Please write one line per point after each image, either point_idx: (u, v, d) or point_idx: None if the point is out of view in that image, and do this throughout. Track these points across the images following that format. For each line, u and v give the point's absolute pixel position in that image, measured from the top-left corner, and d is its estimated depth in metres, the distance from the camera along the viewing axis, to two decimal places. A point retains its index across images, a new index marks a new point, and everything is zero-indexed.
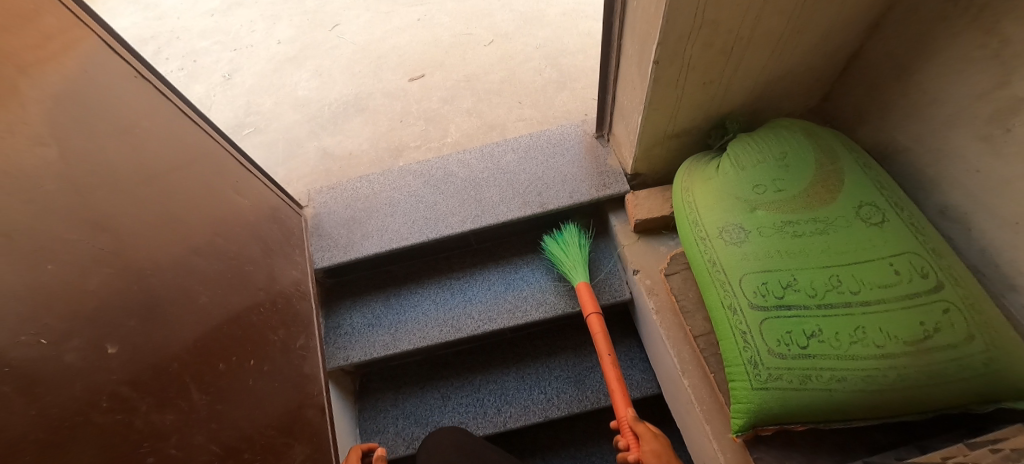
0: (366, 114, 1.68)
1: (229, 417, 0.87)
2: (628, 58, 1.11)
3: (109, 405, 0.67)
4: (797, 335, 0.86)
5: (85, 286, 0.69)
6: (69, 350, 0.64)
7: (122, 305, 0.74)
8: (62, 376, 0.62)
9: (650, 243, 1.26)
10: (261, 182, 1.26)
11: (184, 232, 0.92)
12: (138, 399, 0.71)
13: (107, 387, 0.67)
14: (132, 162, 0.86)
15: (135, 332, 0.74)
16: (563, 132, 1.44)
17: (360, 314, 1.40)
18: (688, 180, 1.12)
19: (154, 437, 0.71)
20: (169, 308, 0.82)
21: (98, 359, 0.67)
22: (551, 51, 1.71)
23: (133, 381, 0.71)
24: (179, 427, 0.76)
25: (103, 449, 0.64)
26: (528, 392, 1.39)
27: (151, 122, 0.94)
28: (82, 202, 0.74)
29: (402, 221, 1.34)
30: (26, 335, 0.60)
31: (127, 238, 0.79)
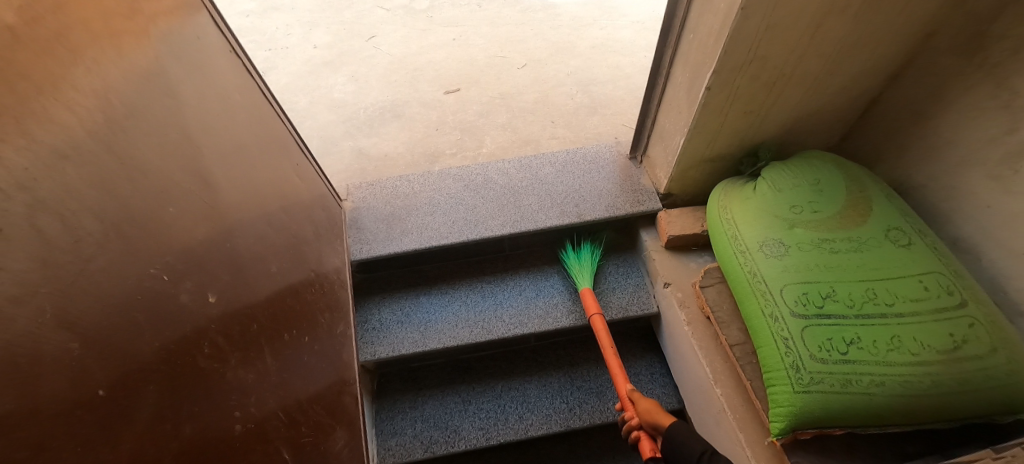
0: (402, 120, 1.74)
1: (293, 388, 0.87)
2: (675, 85, 1.21)
3: (210, 352, 0.69)
4: (837, 342, 0.94)
5: (193, 235, 0.71)
6: (183, 291, 0.67)
7: (216, 259, 0.76)
8: (177, 314, 0.65)
9: (680, 259, 1.33)
10: (314, 170, 1.29)
11: (261, 203, 0.95)
12: (230, 352, 0.73)
13: (208, 334, 0.70)
14: (226, 129, 0.90)
15: (228, 285, 0.77)
16: (598, 151, 1.52)
17: (389, 310, 1.40)
18: (724, 199, 1.21)
19: (240, 392, 0.73)
20: (248, 271, 0.84)
21: (202, 306, 0.70)
22: (582, 79, 1.82)
23: (226, 333, 0.74)
24: (258, 388, 0.77)
25: (206, 392, 0.66)
26: (550, 401, 1.40)
27: (239, 96, 0.99)
28: (195, 156, 0.77)
29: (442, 221, 1.38)
30: (154, 268, 0.63)
31: (221, 199, 0.81)
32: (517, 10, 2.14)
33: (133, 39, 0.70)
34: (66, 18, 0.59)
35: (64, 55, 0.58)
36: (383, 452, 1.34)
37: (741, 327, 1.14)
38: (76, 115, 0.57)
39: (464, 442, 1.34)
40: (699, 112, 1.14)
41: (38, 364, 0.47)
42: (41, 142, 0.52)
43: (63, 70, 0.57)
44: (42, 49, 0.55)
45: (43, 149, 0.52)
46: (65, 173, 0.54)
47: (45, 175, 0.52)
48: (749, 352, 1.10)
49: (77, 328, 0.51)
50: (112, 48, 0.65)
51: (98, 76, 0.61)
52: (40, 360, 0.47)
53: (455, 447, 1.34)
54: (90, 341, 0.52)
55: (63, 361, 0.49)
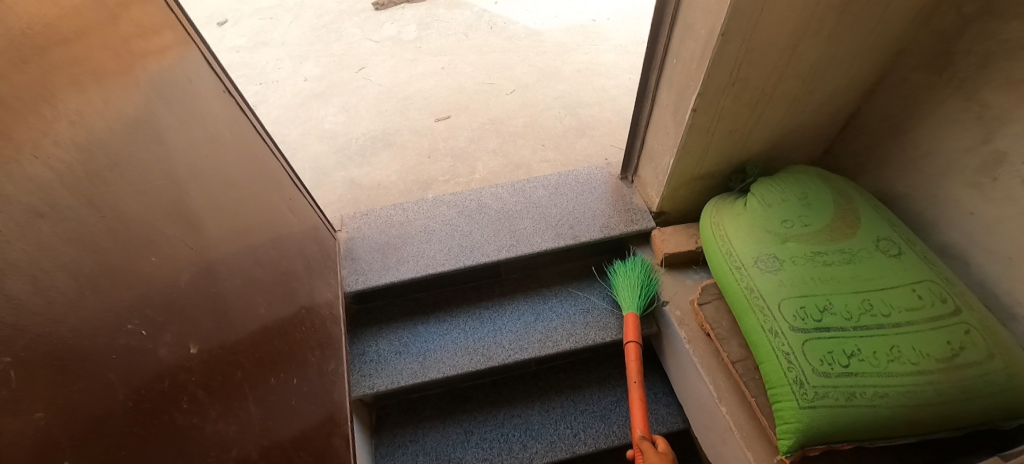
0: (393, 148, 1.75)
1: (280, 433, 0.83)
2: (662, 107, 1.22)
3: (188, 407, 0.64)
4: (838, 355, 0.94)
5: (177, 283, 0.68)
6: (162, 344, 0.63)
7: (199, 306, 0.71)
8: (153, 370, 0.60)
9: (677, 277, 1.36)
10: (307, 203, 1.28)
11: (251, 240, 0.92)
12: (210, 404, 0.68)
13: (187, 388, 0.65)
14: (216, 167, 0.88)
15: (212, 332, 0.73)
16: (589, 173, 1.54)
17: (386, 341, 1.38)
18: (716, 215, 1.23)
19: (220, 446, 0.68)
20: (236, 314, 0.80)
21: (182, 358, 0.65)
22: (569, 102, 1.85)
23: (206, 384, 0.69)
24: (240, 440, 0.72)
25: (181, 450, 0.61)
26: (554, 427, 1.38)
27: (230, 134, 0.98)
28: (178, 197, 0.74)
29: (438, 248, 1.38)
30: (130, 323, 0.58)
31: (206, 241, 0.78)
32: (502, 38, 2.19)
33: (119, 82, 0.68)
34: (46, 68, 0.57)
35: (46, 109, 0.55)
36: None
37: (741, 343, 1.15)
38: (55, 170, 0.54)
39: None
40: (685, 134, 1.14)
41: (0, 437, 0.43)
42: (16, 202, 0.49)
43: (44, 123, 0.54)
44: (20, 101, 0.52)
45: (17, 208, 0.49)
46: (40, 232, 0.51)
47: (19, 235, 0.49)
48: (750, 368, 1.10)
49: (40, 395, 0.47)
50: (97, 97, 0.63)
51: (81, 128, 0.59)
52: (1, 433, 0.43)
53: None
54: (58, 409, 0.48)
55: (26, 432, 0.45)
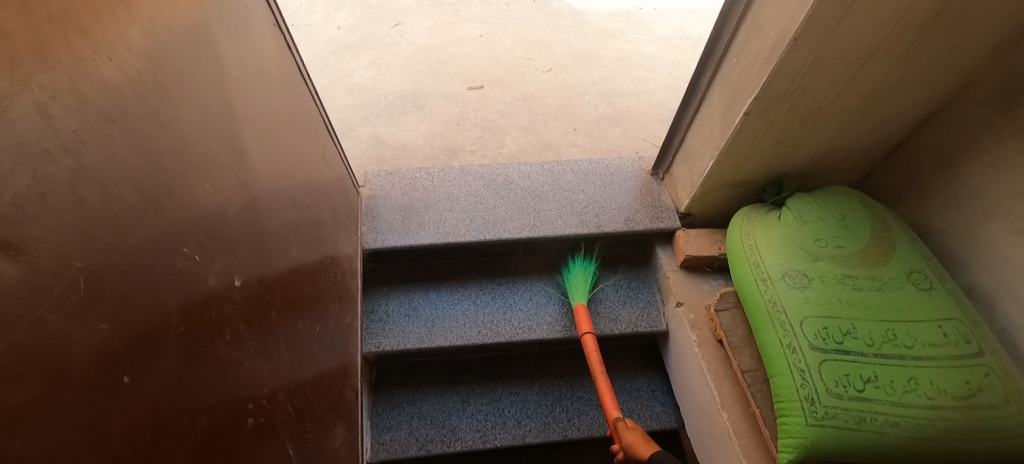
0: (422, 111, 1.72)
1: (302, 376, 0.82)
2: (710, 107, 1.20)
3: (231, 339, 0.64)
4: (854, 379, 0.94)
5: (224, 216, 0.67)
6: (212, 272, 0.62)
7: (241, 242, 0.69)
8: (202, 296, 0.60)
9: (694, 280, 1.37)
10: (338, 154, 1.25)
11: (289, 183, 0.91)
12: (249, 340, 0.68)
13: (230, 320, 0.65)
14: (263, 103, 0.85)
15: (251, 269, 0.71)
16: (620, 164, 1.53)
17: (397, 302, 1.38)
18: (746, 224, 1.22)
19: (255, 383, 0.68)
20: (273, 256, 0.79)
21: (228, 289, 0.65)
22: (606, 89, 1.82)
23: (247, 318, 0.68)
24: (271, 377, 0.72)
25: (219, 380, 0.61)
26: (550, 409, 1.39)
27: (278, 71, 0.95)
28: (231, 128, 0.72)
29: (460, 218, 1.36)
30: (185, 247, 0.58)
31: (252, 177, 0.75)
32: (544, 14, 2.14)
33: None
34: None
35: (121, 11, 0.53)
36: (377, 445, 1.31)
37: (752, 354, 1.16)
38: (125, 76, 0.52)
39: (461, 443, 1.33)
40: (730, 138, 1.12)
41: (66, 345, 0.43)
42: (90, 103, 0.47)
43: (119, 26, 0.52)
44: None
45: (93, 110, 0.47)
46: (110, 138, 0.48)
47: (93, 139, 0.47)
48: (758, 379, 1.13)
49: (106, 307, 0.47)
50: (166, 9, 0.60)
51: (150, 37, 0.56)
52: (67, 341, 0.43)
53: (451, 446, 1.32)
54: (121, 324, 0.48)
55: (89, 343, 0.45)
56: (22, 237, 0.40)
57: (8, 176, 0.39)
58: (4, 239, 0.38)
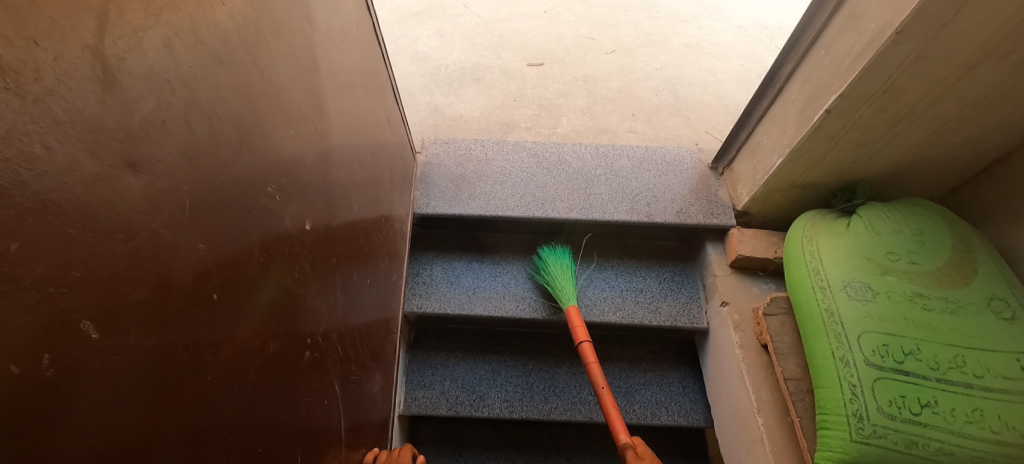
0: (481, 84, 1.69)
1: (351, 323, 0.87)
2: (787, 102, 1.16)
3: (297, 275, 0.70)
4: (910, 401, 0.93)
5: (302, 163, 0.72)
6: (287, 214, 0.68)
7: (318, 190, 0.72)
8: (279, 233, 0.66)
9: (743, 281, 1.37)
10: (399, 118, 1.25)
11: (356, 141, 0.94)
12: (312, 280, 0.74)
13: (299, 258, 0.71)
14: (340, 59, 0.87)
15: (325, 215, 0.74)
16: (677, 155, 1.51)
17: (441, 268, 1.40)
18: (809, 227, 1.19)
19: (314, 320, 0.74)
20: (338, 205, 0.83)
21: (298, 231, 0.70)
22: (670, 76, 1.76)
23: (313, 259, 0.75)
24: (326, 319, 0.78)
25: (287, 315, 0.67)
26: (577, 390, 1.38)
27: (356, 30, 0.97)
28: (314, 80, 0.78)
29: (511, 193, 1.36)
30: (267, 188, 0.63)
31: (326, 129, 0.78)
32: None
33: None
34: None
35: None
36: (409, 400, 1.35)
37: (798, 363, 1.19)
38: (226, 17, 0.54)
39: (487, 409, 1.35)
40: (805, 137, 1.07)
41: (173, 255, 0.48)
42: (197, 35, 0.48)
43: None
44: None
45: (205, 49, 0.53)
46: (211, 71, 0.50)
47: (204, 76, 0.52)
48: (802, 389, 1.16)
49: (207, 229, 0.52)
50: None
51: None
52: (175, 252, 0.48)
53: (478, 412, 1.35)
54: (215, 245, 0.53)
55: (190, 258, 0.50)
56: (146, 153, 0.45)
57: (138, 99, 0.44)
58: (131, 155, 0.43)
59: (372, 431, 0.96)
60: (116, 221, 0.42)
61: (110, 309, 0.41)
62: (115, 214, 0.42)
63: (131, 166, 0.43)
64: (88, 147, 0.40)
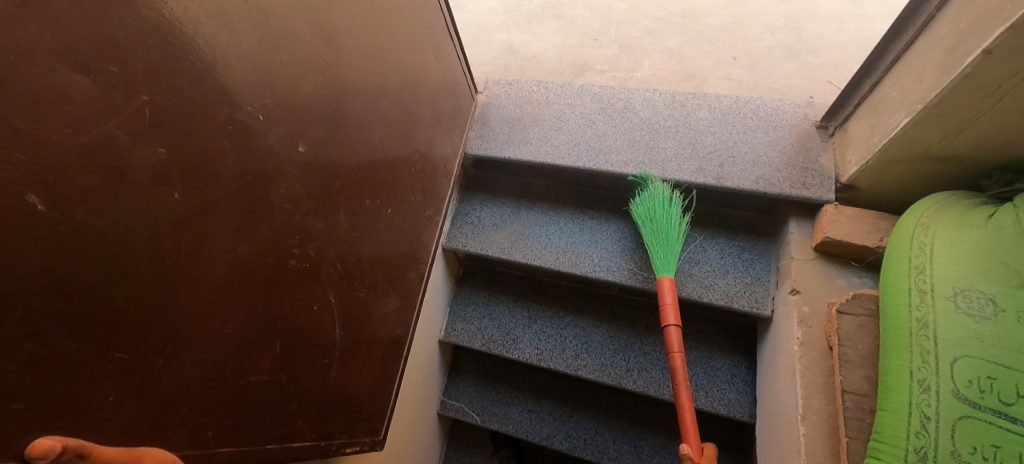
0: (562, 21, 1.58)
1: (365, 251, 0.90)
2: (933, 39, 0.92)
3: (286, 192, 0.73)
4: (1005, 456, 0.74)
5: (299, 86, 0.75)
6: (275, 134, 0.72)
7: (315, 113, 0.78)
8: (262, 153, 0.70)
9: (827, 269, 1.14)
10: (455, 55, 1.25)
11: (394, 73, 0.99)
12: (303, 199, 0.76)
13: (287, 177, 0.74)
14: None
15: (323, 139, 0.80)
16: (777, 107, 1.26)
17: (490, 211, 1.40)
18: (930, 218, 0.98)
19: (302, 233, 0.76)
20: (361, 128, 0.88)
21: (290, 152, 0.74)
22: (795, 10, 1.48)
23: (305, 183, 0.77)
24: (324, 235, 0.80)
25: (269, 225, 0.71)
26: (612, 353, 1.32)
27: None
28: (324, 13, 0.80)
29: (565, 139, 1.28)
30: (250, 106, 0.68)
31: (340, 56, 0.83)
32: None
33: None
34: None
35: None
36: (449, 329, 1.44)
37: (868, 376, 0.98)
38: None
39: (517, 353, 1.36)
40: (948, 86, 0.86)
41: (127, 153, 0.55)
42: None
43: None
44: None
45: None
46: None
47: None
48: (862, 408, 0.96)
49: (169, 135, 0.59)
50: None
51: None
52: (128, 151, 0.55)
53: (508, 353, 1.37)
54: (177, 150, 0.60)
55: (148, 158, 0.57)
56: (102, 60, 0.53)
57: (97, 10, 0.53)
58: (86, 61, 0.52)
59: (379, 345, 0.95)
60: (65, 118, 0.50)
61: (57, 188, 0.50)
62: (65, 113, 0.50)
63: (83, 69, 0.52)
64: (34, 47, 0.48)
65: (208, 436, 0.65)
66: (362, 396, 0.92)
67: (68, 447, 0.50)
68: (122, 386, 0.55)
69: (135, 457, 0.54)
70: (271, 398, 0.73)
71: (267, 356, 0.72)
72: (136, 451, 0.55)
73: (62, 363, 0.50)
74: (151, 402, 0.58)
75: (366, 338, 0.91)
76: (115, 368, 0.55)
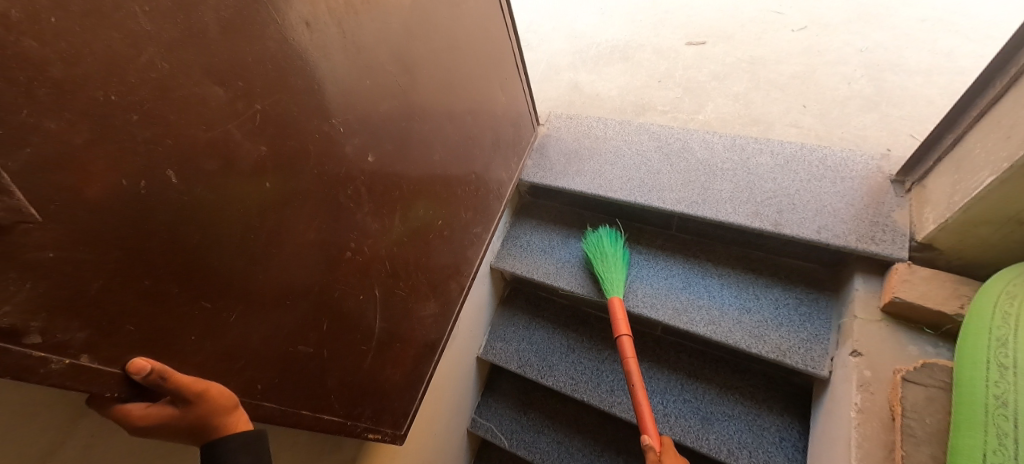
0: (628, 63, 1.63)
1: (415, 259, 0.97)
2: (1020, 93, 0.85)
3: (350, 194, 0.80)
4: None
5: (374, 107, 0.82)
6: (349, 144, 0.78)
7: (386, 129, 0.86)
8: (338, 162, 0.76)
9: (897, 334, 1.04)
10: (520, 89, 1.32)
11: (459, 102, 1.06)
12: (365, 201, 0.83)
13: (355, 182, 0.80)
14: (448, 30, 1.00)
15: (390, 153, 0.87)
16: (848, 158, 1.21)
17: (540, 236, 1.44)
18: (1018, 286, 0.87)
19: (360, 233, 0.83)
20: (420, 148, 0.95)
21: (360, 161, 0.81)
22: (878, 60, 1.44)
23: (370, 187, 0.84)
24: (378, 236, 0.87)
25: (335, 221, 0.78)
26: (648, 395, 1.30)
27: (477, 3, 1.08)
28: (407, 46, 0.89)
29: (618, 174, 1.30)
30: (334, 120, 0.75)
31: (416, 83, 0.92)
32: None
33: None
34: None
35: None
36: (488, 347, 1.47)
37: (935, 456, 0.87)
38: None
39: (551, 380, 1.36)
40: None
41: (237, 149, 0.62)
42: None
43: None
44: None
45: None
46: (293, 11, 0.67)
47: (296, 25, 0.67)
48: None
49: (271, 137, 0.66)
50: None
51: None
52: (239, 147, 0.62)
53: (543, 379, 1.37)
54: (277, 151, 0.67)
55: (253, 154, 0.64)
56: (234, 75, 0.61)
57: (238, 37, 0.61)
58: (222, 76, 0.59)
59: (414, 345, 1.00)
60: (202, 116, 0.58)
61: (186, 166, 0.57)
62: (202, 114, 0.58)
63: (218, 83, 0.59)
64: (188, 65, 0.56)
65: (258, 388, 0.70)
66: (392, 390, 0.96)
67: (153, 367, 0.56)
68: (205, 328, 0.62)
69: (203, 387, 0.59)
70: (311, 371, 0.77)
71: (315, 331, 0.77)
72: (205, 382, 0.60)
73: (167, 304, 0.57)
74: (221, 348, 0.64)
75: (402, 335, 0.96)
76: (201, 312, 0.61)
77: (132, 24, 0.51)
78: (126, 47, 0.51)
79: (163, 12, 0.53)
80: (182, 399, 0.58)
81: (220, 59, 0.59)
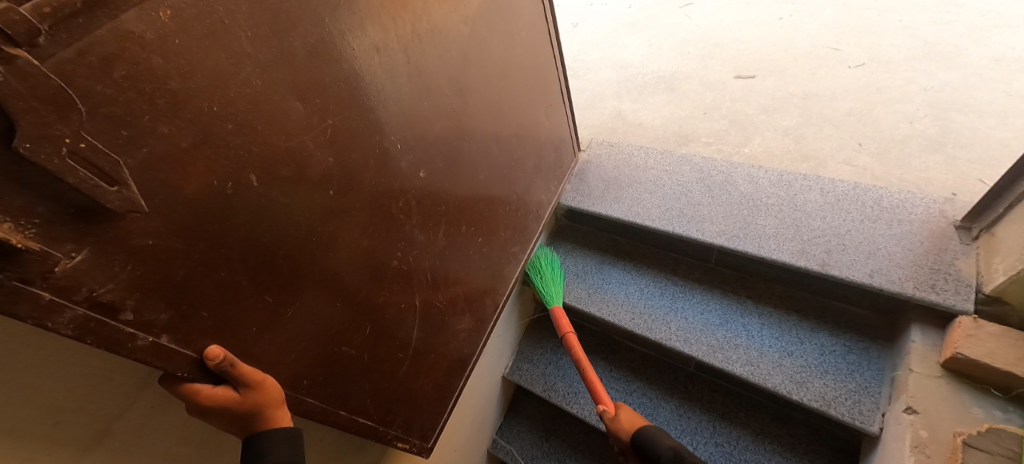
0: (673, 93, 1.64)
1: (454, 272, 1.00)
2: None
3: (401, 207, 0.84)
4: None
5: (429, 126, 0.87)
6: (403, 160, 0.83)
7: (437, 147, 0.90)
8: (392, 176, 0.81)
9: (957, 394, 0.96)
10: (563, 115, 1.36)
11: (506, 125, 1.10)
12: (414, 214, 0.87)
13: (406, 195, 0.85)
14: (502, 57, 1.05)
15: (440, 171, 0.92)
16: (903, 200, 1.17)
17: (575, 261, 1.45)
18: None
19: (406, 244, 0.87)
20: (467, 167, 0.99)
21: (412, 176, 0.85)
22: (942, 99, 1.40)
23: (419, 201, 0.88)
24: (423, 249, 0.91)
25: (385, 231, 0.82)
26: (678, 433, 1.26)
27: (530, 32, 1.13)
28: (463, 70, 0.94)
29: (657, 203, 1.31)
30: (391, 137, 0.80)
31: (468, 105, 0.97)
32: (876, 8, 1.77)
33: None
34: None
35: None
36: (515, 368, 1.48)
37: None
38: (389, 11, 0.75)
39: (576, 407, 1.34)
40: None
41: (309, 159, 0.67)
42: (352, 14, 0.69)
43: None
44: None
45: (378, 22, 0.73)
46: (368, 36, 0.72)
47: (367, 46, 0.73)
48: None
49: (338, 150, 0.71)
50: None
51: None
52: (310, 158, 0.67)
53: (569, 406, 1.35)
54: (342, 162, 0.72)
55: (322, 164, 0.69)
56: (315, 92, 0.66)
57: (321, 56, 0.66)
58: (304, 93, 0.65)
59: (446, 357, 1.03)
60: (283, 128, 0.63)
61: (265, 172, 0.62)
62: (284, 125, 0.63)
63: (300, 99, 0.65)
64: (276, 82, 0.62)
65: (303, 384, 0.74)
66: (422, 400, 0.99)
67: (224, 354, 0.61)
68: (264, 321, 0.66)
69: (261, 378, 0.65)
70: (350, 374, 0.81)
71: (359, 334, 0.81)
72: (262, 374, 0.66)
73: (234, 296, 0.62)
74: (276, 343, 0.69)
75: (436, 347, 0.99)
76: (263, 306, 0.66)
77: (234, 42, 0.57)
78: (229, 64, 0.57)
79: (262, 36, 0.59)
80: (243, 385, 0.64)
81: (304, 77, 0.65)
